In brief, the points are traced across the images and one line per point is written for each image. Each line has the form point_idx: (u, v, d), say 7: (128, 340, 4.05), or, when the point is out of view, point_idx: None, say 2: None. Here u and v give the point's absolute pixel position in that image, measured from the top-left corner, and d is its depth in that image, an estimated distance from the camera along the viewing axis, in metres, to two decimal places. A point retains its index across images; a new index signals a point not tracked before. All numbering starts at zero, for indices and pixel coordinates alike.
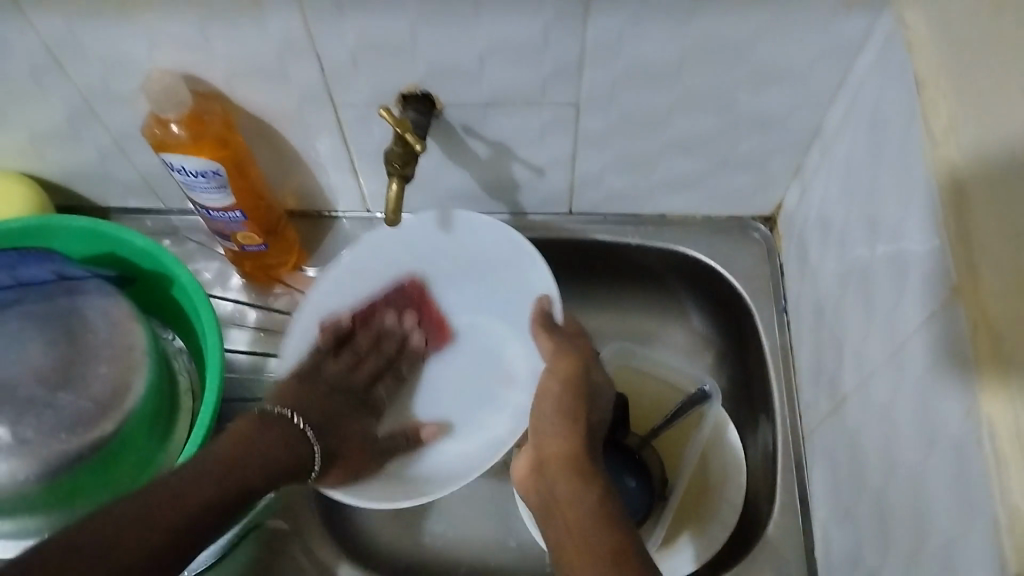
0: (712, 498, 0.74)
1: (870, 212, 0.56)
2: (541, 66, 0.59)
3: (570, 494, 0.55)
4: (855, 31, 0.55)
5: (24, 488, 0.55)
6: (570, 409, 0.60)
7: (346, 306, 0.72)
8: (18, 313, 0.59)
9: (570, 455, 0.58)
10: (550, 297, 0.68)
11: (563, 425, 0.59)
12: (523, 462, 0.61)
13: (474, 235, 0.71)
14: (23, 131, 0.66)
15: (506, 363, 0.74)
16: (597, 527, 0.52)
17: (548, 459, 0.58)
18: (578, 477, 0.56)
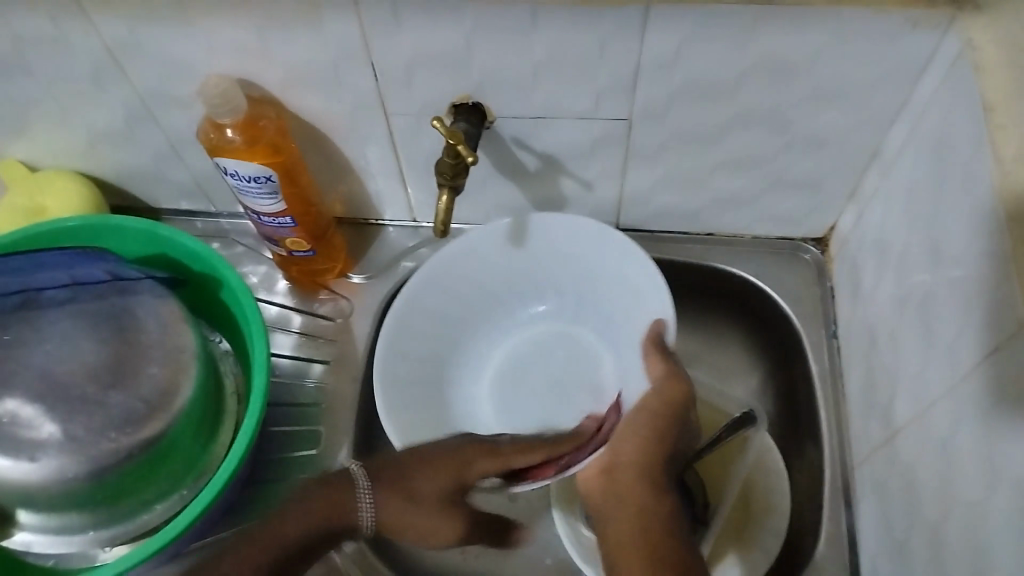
0: (754, 524, 0.70)
1: (931, 237, 0.55)
2: (596, 79, 0.58)
3: (639, 518, 0.54)
4: (918, 54, 0.54)
5: (72, 485, 0.55)
6: (664, 437, 0.58)
7: (426, 294, 0.71)
8: (72, 310, 0.59)
9: (639, 464, 0.57)
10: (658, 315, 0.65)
11: (653, 450, 0.58)
12: (593, 460, 0.59)
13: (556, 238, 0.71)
14: (82, 131, 0.67)
15: (590, 364, 0.72)
16: (650, 557, 0.51)
17: (625, 477, 0.57)
18: (652, 503, 0.55)
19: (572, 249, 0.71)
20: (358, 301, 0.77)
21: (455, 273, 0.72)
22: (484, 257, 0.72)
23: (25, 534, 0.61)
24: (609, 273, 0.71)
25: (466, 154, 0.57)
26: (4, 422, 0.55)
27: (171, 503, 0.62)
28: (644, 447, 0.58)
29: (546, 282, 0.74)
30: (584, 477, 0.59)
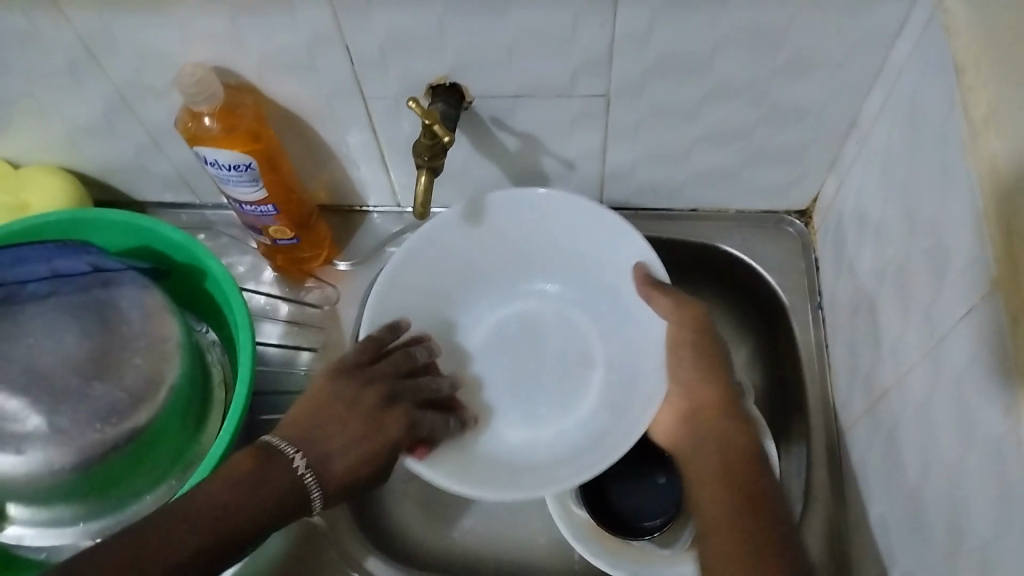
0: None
1: (908, 204, 0.55)
2: (571, 57, 0.58)
3: (736, 444, 0.58)
4: (892, 20, 0.54)
5: (59, 476, 0.56)
6: (702, 362, 0.60)
7: (403, 267, 0.68)
8: (53, 304, 0.59)
9: (718, 402, 0.60)
10: (647, 265, 0.65)
11: (698, 379, 0.60)
12: (665, 409, 0.63)
13: (526, 215, 0.70)
14: (61, 125, 0.67)
15: (580, 344, 0.73)
16: (733, 484, 0.55)
17: (708, 413, 0.60)
18: (734, 428, 0.59)
19: (571, 241, 0.72)
20: (345, 288, 0.77)
21: (448, 248, 0.71)
22: (456, 238, 0.71)
23: (16, 527, 0.61)
24: (602, 264, 0.71)
25: (443, 134, 0.57)
26: None
27: (160, 492, 0.63)
28: (698, 378, 0.60)
29: (540, 265, 0.75)
30: (661, 428, 0.64)
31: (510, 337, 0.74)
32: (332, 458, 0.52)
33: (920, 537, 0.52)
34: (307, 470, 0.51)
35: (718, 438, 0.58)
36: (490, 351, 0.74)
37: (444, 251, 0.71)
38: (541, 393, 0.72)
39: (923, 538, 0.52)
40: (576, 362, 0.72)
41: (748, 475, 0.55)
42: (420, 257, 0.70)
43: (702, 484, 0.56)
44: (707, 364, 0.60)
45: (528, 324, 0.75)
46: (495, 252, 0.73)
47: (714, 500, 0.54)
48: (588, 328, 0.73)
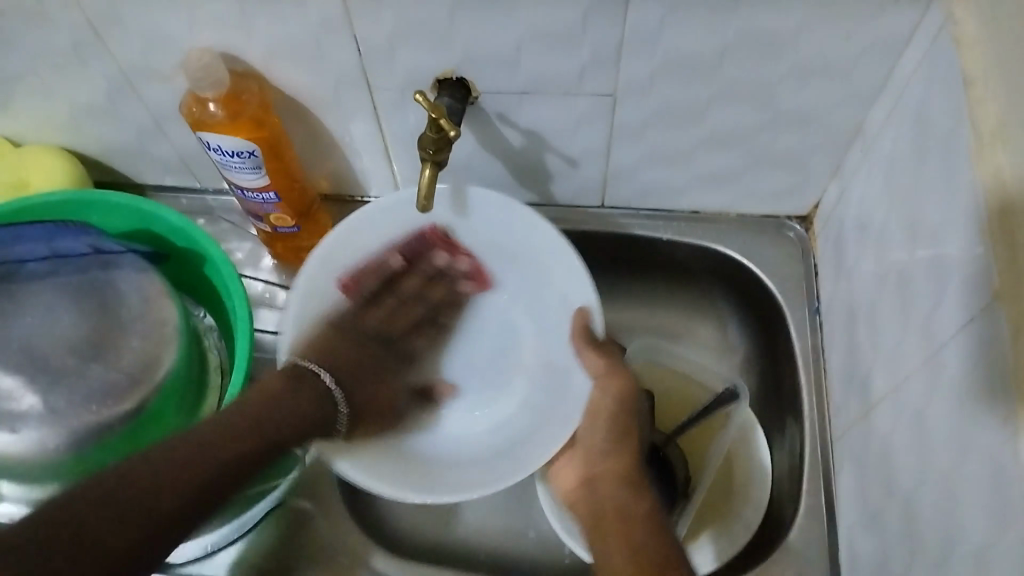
0: (732, 504, 0.71)
1: (911, 214, 0.55)
2: (579, 54, 0.58)
3: (601, 481, 0.61)
4: (902, 29, 0.54)
5: (53, 457, 0.56)
6: (621, 426, 0.62)
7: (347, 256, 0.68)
8: (51, 287, 0.59)
9: (625, 471, 0.60)
10: (590, 308, 0.67)
11: (614, 442, 0.61)
12: (574, 471, 0.64)
13: (483, 219, 0.69)
14: (64, 104, 0.67)
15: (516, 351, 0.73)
16: (636, 505, 0.58)
17: (600, 469, 0.61)
18: (628, 501, 0.59)
19: (487, 230, 0.70)
20: None
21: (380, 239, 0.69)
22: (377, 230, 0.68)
23: (8, 505, 0.62)
24: (507, 236, 0.70)
25: (449, 128, 0.57)
26: None
27: None
28: (616, 448, 0.61)
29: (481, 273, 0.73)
30: (569, 489, 0.64)
31: (484, 352, 0.74)
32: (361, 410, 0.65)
33: (909, 545, 0.53)
34: (335, 389, 0.63)
35: (617, 490, 0.60)
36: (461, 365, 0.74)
37: (365, 255, 0.69)
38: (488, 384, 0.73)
39: (915, 549, 0.52)
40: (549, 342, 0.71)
41: (653, 534, 0.56)
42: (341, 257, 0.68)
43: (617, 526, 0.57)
44: (620, 424, 0.62)
45: (497, 336, 0.74)
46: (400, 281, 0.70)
47: (624, 525, 0.57)
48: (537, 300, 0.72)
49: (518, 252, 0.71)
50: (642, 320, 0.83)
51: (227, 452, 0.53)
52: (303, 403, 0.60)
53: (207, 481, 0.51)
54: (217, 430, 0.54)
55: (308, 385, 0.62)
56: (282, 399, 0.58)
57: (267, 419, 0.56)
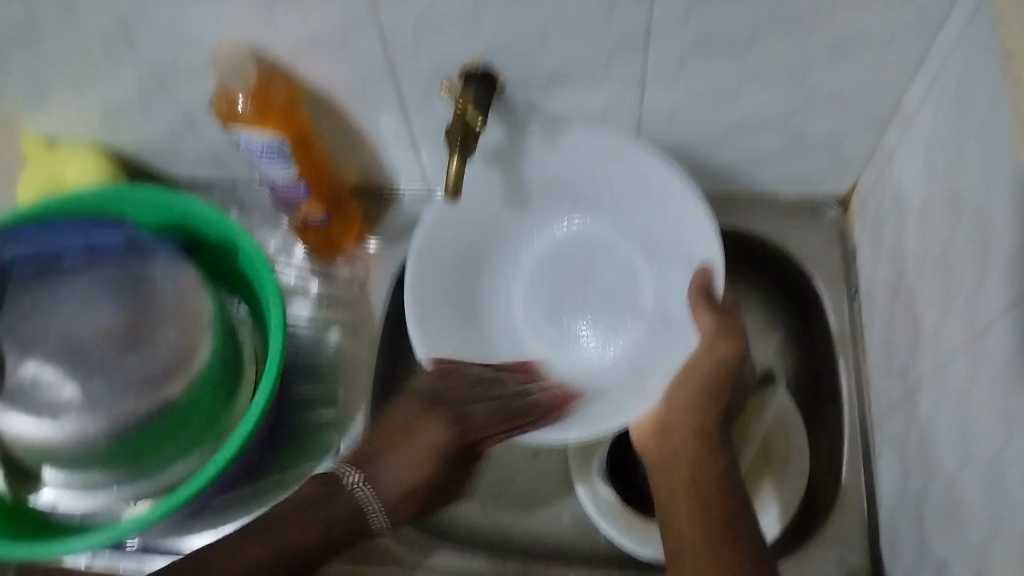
0: (771, 480, 0.68)
1: (951, 196, 0.53)
2: (607, 38, 0.57)
3: (689, 454, 0.58)
4: (941, 5, 0.52)
5: (92, 446, 0.57)
6: (710, 387, 0.60)
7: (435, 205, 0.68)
8: (89, 277, 0.60)
9: (699, 429, 0.59)
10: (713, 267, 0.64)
11: (701, 409, 0.59)
12: (647, 417, 0.62)
13: (576, 154, 0.68)
14: (98, 101, 0.67)
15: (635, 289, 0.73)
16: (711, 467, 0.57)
17: (682, 435, 0.59)
18: (704, 459, 0.57)
19: (596, 162, 0.70)
20: (375, 268, 0.77)
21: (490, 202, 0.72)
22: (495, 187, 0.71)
23: (50, 492, 0.63)
24: (595, 169, 0.70)
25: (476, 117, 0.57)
26: (26, 388, 0.57)
27: (190, 464, 0.64)
28: (703, 406, 0.59)
29: (570, 199, 0.74)
30: (639, 432, 0.62)
31: (545, 285, 0.75)
32: (389, 477, 0.59)
33: (954, 537, 0.52)
34: (377, 508, 0.59)
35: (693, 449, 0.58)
36: (530, 290, 0.75)
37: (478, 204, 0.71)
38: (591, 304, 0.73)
39: (960, 538, 0.51)
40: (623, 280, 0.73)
41: (721, 501, 0.55)
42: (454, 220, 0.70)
43: (685, 482, 0.57)
44: (722, 388, 0.60)
45: (569, 260, 0.75)
46: (505, 210, 0.74)
47: (683, 473, 0.57)
48: (625, 242, 0.74)
49: (637, 189, 0.71)
50: None
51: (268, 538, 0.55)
52: (329, 505, 0.58)
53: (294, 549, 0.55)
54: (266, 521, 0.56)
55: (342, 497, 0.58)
56: (302, 517, 0.56)
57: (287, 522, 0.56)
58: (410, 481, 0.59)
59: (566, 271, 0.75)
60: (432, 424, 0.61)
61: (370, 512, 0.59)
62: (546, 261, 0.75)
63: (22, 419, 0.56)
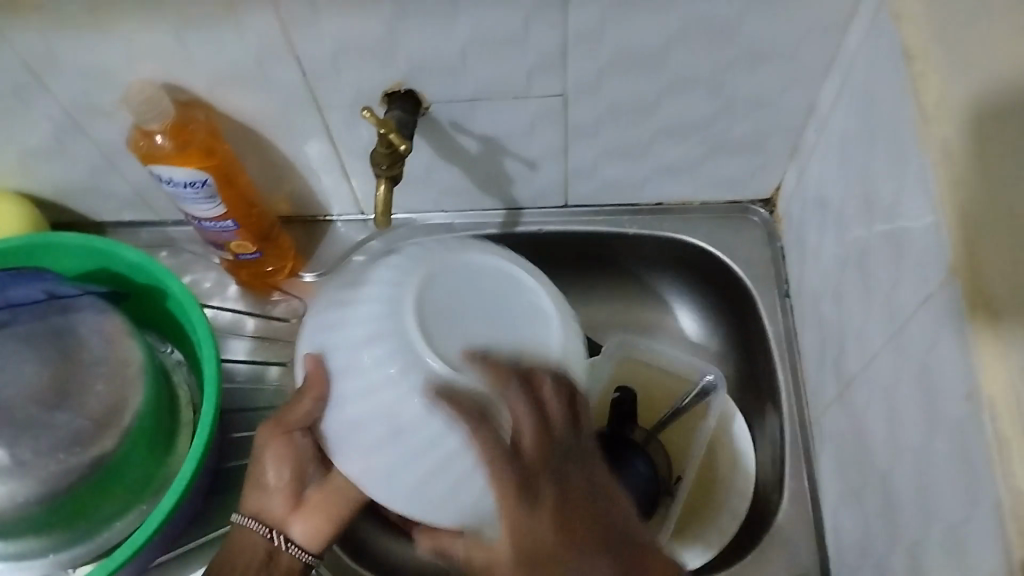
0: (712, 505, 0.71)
1: (866, 190, 0.55)
2: (524, 57, 0.58)
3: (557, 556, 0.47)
4: (842, 7, 0.54)
5: (24, 509, 0.55)
6: (509, 472, 0.47)
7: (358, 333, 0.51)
8: (8, 334, 0.57)
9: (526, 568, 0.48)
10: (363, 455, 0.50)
11: (536, 519, 0.47)
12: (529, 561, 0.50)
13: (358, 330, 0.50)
14: (10, 148, 0.65)
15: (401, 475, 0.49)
16: (603, 552, 0.48)
17: (514, 544, 0.47)
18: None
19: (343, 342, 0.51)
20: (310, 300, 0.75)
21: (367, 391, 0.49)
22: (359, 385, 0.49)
23: None
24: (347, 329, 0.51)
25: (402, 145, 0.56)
26: None
27: (130, 520, 0.62)
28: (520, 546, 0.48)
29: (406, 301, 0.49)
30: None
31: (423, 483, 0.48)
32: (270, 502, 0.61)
33: (891, 525, 0.52)
34: (287, 544, 0.60)
35: (570, 551, 0.47)
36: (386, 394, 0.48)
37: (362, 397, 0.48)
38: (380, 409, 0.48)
39: (896, 528, 0.52)
40: (445, 470, 0.48)
41: None
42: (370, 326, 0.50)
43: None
44: (514, 488, 0.47)
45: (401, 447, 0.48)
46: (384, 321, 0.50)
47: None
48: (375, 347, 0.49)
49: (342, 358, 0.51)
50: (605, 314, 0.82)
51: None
52: (241, 556, 0.59)
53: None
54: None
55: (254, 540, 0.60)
56: (236, 565, 0.59)
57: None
58: (292, 499, 0.61)
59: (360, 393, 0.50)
60: (265, 438, 0.60)
61: (288, 551, 0.60)
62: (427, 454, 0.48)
63: None
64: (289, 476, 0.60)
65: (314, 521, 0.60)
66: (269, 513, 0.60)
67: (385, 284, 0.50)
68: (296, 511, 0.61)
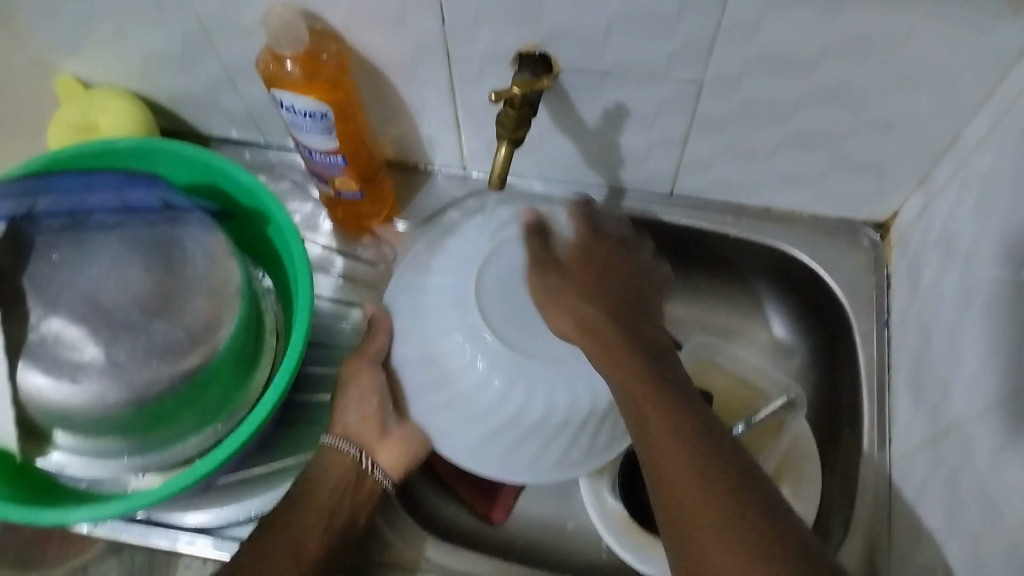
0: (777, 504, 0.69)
1: (1007, 230, 0.53)
2: (671, 40, 0.56)
3: (674, 460, 0.45)
4: (1014, 41, 0.51)
5: (110, 411, 0.55)
6: (651, 368, 0.48)
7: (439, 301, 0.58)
8: (119, 235, 0.58)
9: (659, 463, 0.45)
10: (456, 415, 0.58)
11: (663, 414, 0.47)
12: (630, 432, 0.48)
13: (443, 313, 0.57)
14: (136, 50, 0.65)
15: (501, 420, 0.56)
16: (713, 462, 0.45)
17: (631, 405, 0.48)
18: (697, 489, 0.44)
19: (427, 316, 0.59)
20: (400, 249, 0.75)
21: (462, 361, 0.56)
22: (451, 357, 0.57)
23: (58, 455, 0.60)
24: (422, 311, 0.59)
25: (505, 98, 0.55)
26: (46, 341, 0.54)
27: (205, 435, 0.62)
28: (654, 431, 0.46)
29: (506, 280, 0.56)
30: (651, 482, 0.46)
31: (500, 443, 0.58)
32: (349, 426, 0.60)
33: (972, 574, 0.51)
34: (375, 468, 0.60)
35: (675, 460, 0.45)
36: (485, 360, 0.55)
37: (450, 367, 0.57)
38: (487, 373, 0.55)
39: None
40: (523, 439, 0.57)
41: (739, 534, 0.41)
42: (465, 308, 0.56)
43: (678, 483, 0.44)
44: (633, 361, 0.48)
45: (484, 403, 0.56)
46: (457, 307, 0.57)
47: (688, 507, 0.43)
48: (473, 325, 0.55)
49: (442, 325, 0.57)
50: (695, 316, 0.81)
51: (323, 523, 0.58)
52: (331, 475, 0.59)
53: (322, 525, 0.58)
54: (303, 492, 0.58)
55: (345, 462, 0.60)
56: (323, 486, 0.59)
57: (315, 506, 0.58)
58: (378, 427, 0.61)
59: (448, 357, 0.57)
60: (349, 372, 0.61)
61: (373, 473, 0.61)
62: (511, 413, 0.56)
63: (36, 374, 0.54)
64: (376, 405, 0.61)
65: (395, 452, 0.61)
66: (359, 436, 0.60)
67: (468, 243, 0.60)
68: (382, 439, 0.61)
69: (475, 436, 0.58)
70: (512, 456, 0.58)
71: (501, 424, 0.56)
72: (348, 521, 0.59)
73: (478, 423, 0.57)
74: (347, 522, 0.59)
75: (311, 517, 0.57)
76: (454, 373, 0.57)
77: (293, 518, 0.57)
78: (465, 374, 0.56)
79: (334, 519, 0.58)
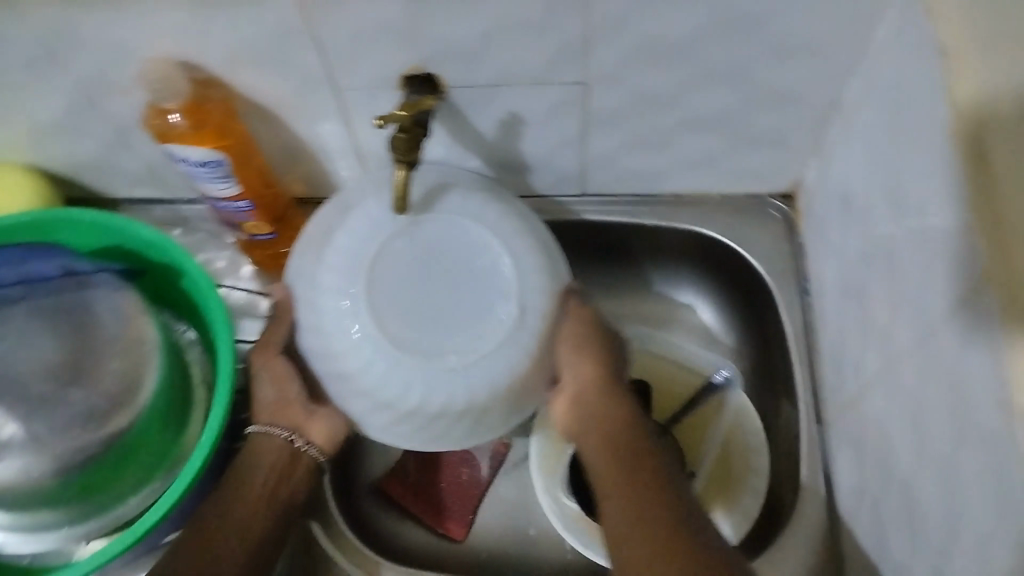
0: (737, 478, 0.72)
1: (893, 187, 0.54)
2: (545, 46, 0.57)
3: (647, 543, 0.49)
4: (871, 3, 0.53)
5: (38, 485, 0.55)
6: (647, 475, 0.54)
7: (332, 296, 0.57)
8: (24, 311, 0.58)
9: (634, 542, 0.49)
10: (364, 403, 0.57)
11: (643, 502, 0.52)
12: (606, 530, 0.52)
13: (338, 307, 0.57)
14: (26, 123, 0.65)
15: (408, 405, 0.56)
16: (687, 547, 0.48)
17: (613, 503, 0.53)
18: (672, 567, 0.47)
19: (323, 308, 0.57)
20: None
21: (364, 353, 0.56)
22: (351, 350, 0.56)
23: None
24: (319, 306, 0.58)
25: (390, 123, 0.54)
26: None
27: (144, 496, 0.62)
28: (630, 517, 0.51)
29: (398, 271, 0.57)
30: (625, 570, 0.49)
31: (410, 423, 0.57)
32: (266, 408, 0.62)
33: (908, 530, 0.51)
34: (308, 446, 0.63)
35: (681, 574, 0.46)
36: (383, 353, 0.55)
37: (351, 362, 0.56)
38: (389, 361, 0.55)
39: (915, 532, 0.50)
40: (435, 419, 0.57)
41: None
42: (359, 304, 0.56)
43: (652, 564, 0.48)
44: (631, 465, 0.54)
45: (389, 390, 0.56)
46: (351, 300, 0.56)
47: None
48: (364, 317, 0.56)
49: (336, 319, 0.57)
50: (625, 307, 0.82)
51: (259, 510, 0.59)
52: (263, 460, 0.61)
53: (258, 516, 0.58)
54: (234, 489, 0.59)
55: (272, 446, 0.61)
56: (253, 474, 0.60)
57: (252, 496, 0.59)
58: (302, 408, 0.63)
59: (345, 353, 0.56)
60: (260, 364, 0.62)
61: (307, 451, 0.63)
62: (417, 398, 0.56)
63: None
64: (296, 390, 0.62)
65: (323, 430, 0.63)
66: (287, 419, 0.62)
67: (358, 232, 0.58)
68: (309, 419, 0.63)
69: (383, 419, 0.58)
70: (423, 433, 0.58)
71: (407, 409, 0.56)
72: (286, 502, 0.61)
73: (386, 409, 0.57)
74: (286, 505, 0.60)
75: (246, 508, 0.58)
76: (357, 364, 0.56)
77: (227, 513, 0.58)
78: (365, 364, 0.56)
79: (272, 504, 0.60)
